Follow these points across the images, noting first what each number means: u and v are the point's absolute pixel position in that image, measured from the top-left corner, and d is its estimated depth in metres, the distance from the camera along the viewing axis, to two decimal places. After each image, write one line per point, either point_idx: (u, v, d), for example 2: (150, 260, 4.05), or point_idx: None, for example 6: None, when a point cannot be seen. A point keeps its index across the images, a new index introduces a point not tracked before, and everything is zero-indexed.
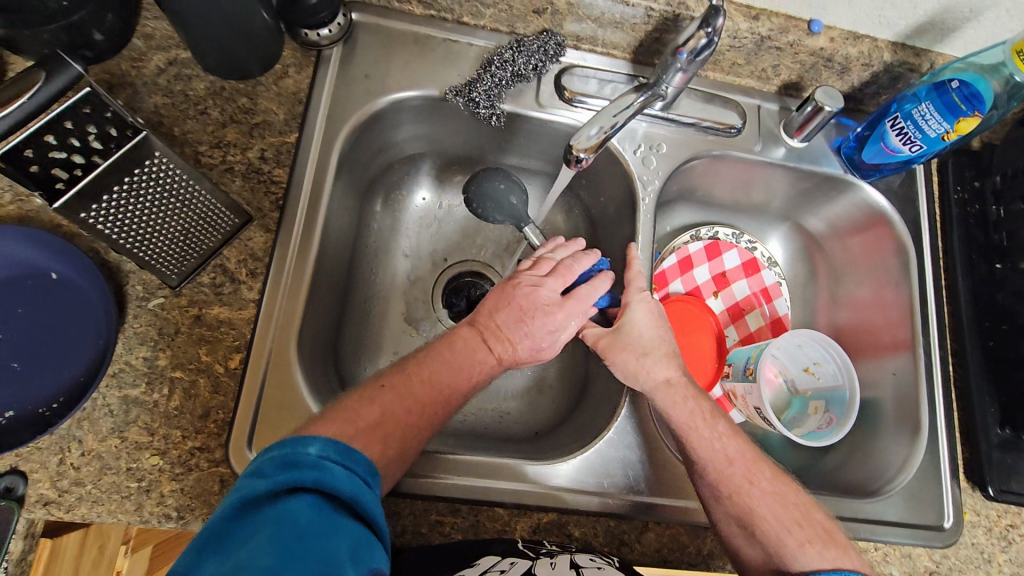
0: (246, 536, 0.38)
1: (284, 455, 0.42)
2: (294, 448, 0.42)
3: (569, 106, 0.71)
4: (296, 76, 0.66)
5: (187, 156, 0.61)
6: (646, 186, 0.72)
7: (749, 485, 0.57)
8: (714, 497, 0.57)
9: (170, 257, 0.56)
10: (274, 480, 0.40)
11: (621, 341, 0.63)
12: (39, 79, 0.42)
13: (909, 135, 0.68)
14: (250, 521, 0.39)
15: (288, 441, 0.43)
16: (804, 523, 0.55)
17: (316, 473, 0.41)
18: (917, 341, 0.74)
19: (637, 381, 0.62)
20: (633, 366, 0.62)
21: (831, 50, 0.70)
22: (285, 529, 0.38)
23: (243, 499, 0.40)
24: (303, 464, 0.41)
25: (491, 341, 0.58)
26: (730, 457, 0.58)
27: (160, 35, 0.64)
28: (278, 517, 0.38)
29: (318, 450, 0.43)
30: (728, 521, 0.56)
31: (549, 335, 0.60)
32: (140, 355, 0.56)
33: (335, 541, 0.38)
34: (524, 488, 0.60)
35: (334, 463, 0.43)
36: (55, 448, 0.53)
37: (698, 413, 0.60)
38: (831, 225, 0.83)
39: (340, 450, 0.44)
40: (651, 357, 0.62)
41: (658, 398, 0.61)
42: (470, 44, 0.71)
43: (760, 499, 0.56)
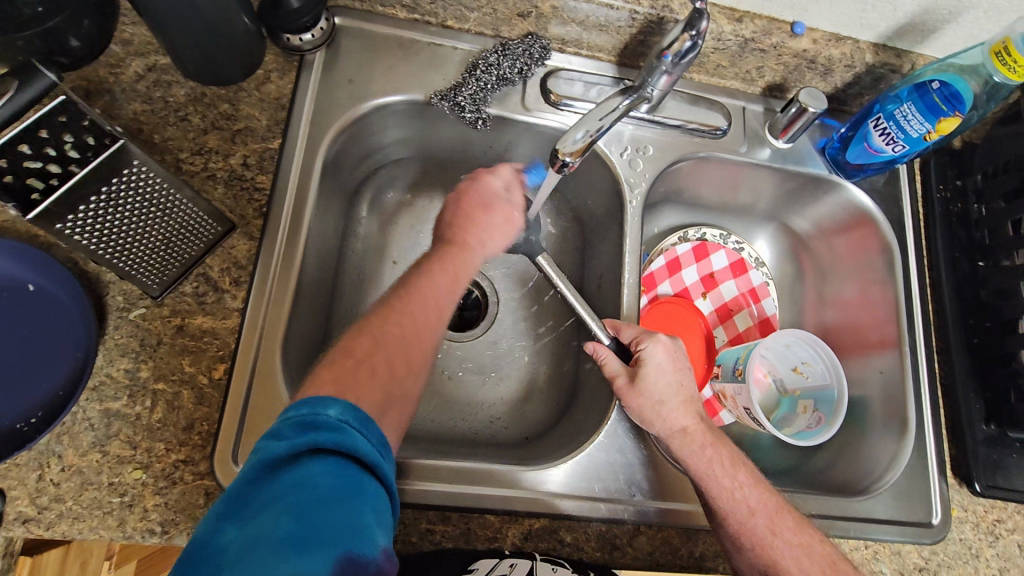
0: (264, 502, 0.37)
1: (303, 417, 0.40)
2: (312, 411, 0.41)
3: (555, 109, 0.71)
4: (278, 82, 0.65)
5: (168, 163, 0.60)
6: (633, 188, 0.72)
7: (773, 535, 0.56)
8: (736, 547, 0.57)
9: (151, 267, 0.55)
10: (292, 444, 0.39)
11: (638, 387, 0.62)
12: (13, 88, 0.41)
13: (891, 136, 0.69)
14: (267, 486, 0.38)
15: (305, 402, 0.41)
16: (827, 571, 0.56)
17: (335, 437, 0.40)
18: (903, 339, 0.74)
19: (654, 426, 0.61)
20: (650, 413, 0.61)
21: (814, 51, 0.71)
22: (305, 496, 0.37)
23: (261, 462, 0.39)
24: (322, 427, 0.40)
25: (450, 238, 0.61)
26: (753, 508, 0.57)
27: (139, 41, 0.63)
28: (298, 483, 0.37)
29: (338, 413, 0.41)
30: (751, 571, 0.56)
31: (505, 211, 0.65)
32: (121, 367, 0.55)
33: (357, 506, 0.38)
34: (514, 493, 0.59)
35: (353, 428, 0.41)
36: (34, 464, 0.51)
37: (718, 461, 0.59)
38: (817, 225, 0.84)
39: (359, 416, 0.42)
40: (667, 406, 0.61)
41: (676, 445, 0.60)
42: (455, 48, 0.71)
43: (783, 548, 0.56)
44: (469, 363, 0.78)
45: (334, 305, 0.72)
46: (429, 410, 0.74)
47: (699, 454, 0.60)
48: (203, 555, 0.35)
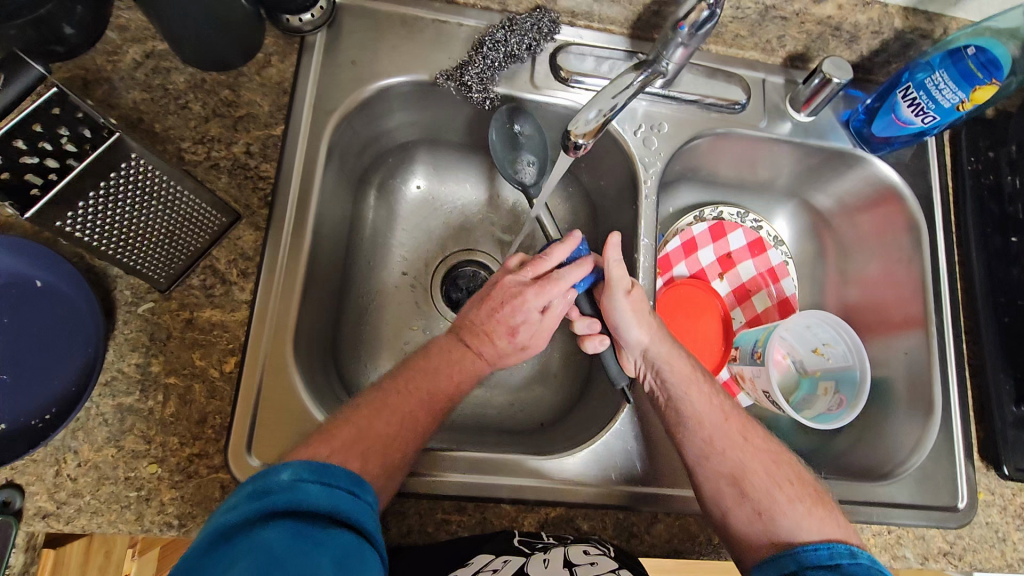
0: (227, 562, 0.37)
1: (258, 485, 0.42)
2: (266, 477, 0.42)
3: (566, 86, 0.68)
4: (279, 65, 0.63)
5: (170, 153, 0.59)
6: (647, 168, 0.70)
7: (742, 440, 0.58)
8: (704, 455, 0.57)
9: (156, 261, 0.54)
10: (247, 511, 0.40)
11: (637, 294, 0.61)
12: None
13: (921, 107, 0.66)
14: (224, 552, 0.38)
15: (257, 474, 0.43)
16: (794, 481, 0.56)
17: (289, 497, 0.41)
18: (929, 318, 0.72)
19: (648, 338, 0.61)
20: (647, 319, 0.62)
21: (839, 18, 0.67)
22: (265, 553, 0.37)
23: (219, 530, 0.39)
24: (276, 489, 0.41)
25: (468, 340, 0.59)
26: (726, 412, 0.60)
27: (135, 26, 0.61)
28: (259, 542, 0.38)
29: (291, 473, 0.43)
30: (713, 483, 0.56)
31: (527, 325, 0.60)
32: (132, 362, 0.54)
33: (319, 555, 0.38)
34: (524, 483, 0.59)
35: (308, 484, 0.42)
36: (51, 460, 0.52)
37: (696, 374, 0.62)
38: (840, 201, 0.81)
39: (314, 469, 0.44)
40: (659, 320, 0.63)
41: (654, 351, 0.62)
42: (460, 24, 0.68)
43: (751, 454, 0.57)
44: None
45: (345, 291, 0.71)
46: None
47: (681, 362, 0.62)
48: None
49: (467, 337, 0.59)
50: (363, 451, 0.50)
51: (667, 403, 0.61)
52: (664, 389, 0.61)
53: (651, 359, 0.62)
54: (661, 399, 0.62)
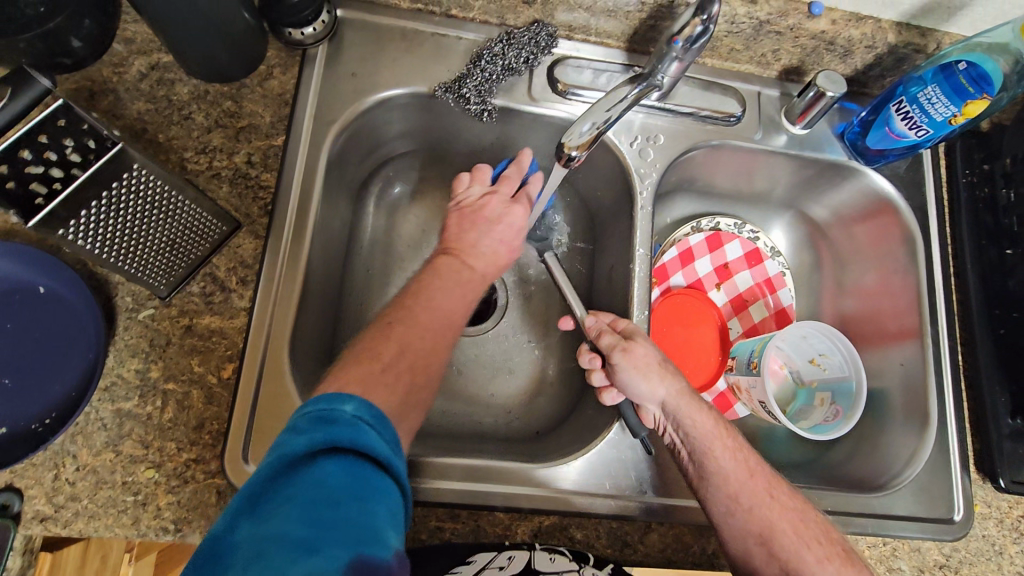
0: (285, 497, 0.37)
1: (322, 412, 0.41)
2: (329, 407, 0.41)
3: (563, 99, 0.69)
4: (281, 77, 0.65)
5: (172, 163, 0.60)
6: (643, 179, 0.70)
7: (769, 497, 0.55)
8: (728, 513, 0.55)
9: (157, 269, 0.54)
10: (311, 441, 0.39)
11: (637, 351, 0.60)
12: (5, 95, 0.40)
13: (914, 120, 0.66)
14: (284, 485, 0.38)
15: (322, 399, 0.42)
16: (823, 540, 0.54)
17: (351, 434, 0.40)
18: (925, 330, 0.72)
19: (658, 391, 0.59)
20: (654, 371, 0.60)
21: (832, 33, 0.68)
22: (318, 493, 0.37)
23: (281, 458, 0.39)
24: (339, 422, 0.41)
25: (459, 251, 0.61)
26: (752, 469, 0.56)
27: (141, 38, 0.62)
28: (316, 480, 0.38)
29: (354, 409, 0.42)
30: (740, 543, 0.54)
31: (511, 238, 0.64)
32: (132, 368, 0.55)
33: (373, 506, 0.38)
34: (519, 490, 0.59)
35: (368, 424, 0.41)
36: (49, 464, 0.52)
37: (718, 426, 0.58)
38: (836, 212, 0.81)
39: (375, 413, 0.42)
40: (670, 371, 0.60)
41: (673, 405, 0.59)
42: (459, 37, 0.69)
43: (781, 513, 0.54)
44: (479, 357, 0.78)
45: (343, 298, 0.72)
46: (440, 405, 0.74)
47: (703, 415, 0.58)
48: (220, 551, 0.35)
49: (454, 248, 0.61)
50: (400, 373, 0.48)
51: (691, 459, 0.58)
52: (686, 444, 0.58)
53: (669, 412, 0.59)
54: (682, 450, 0.59)
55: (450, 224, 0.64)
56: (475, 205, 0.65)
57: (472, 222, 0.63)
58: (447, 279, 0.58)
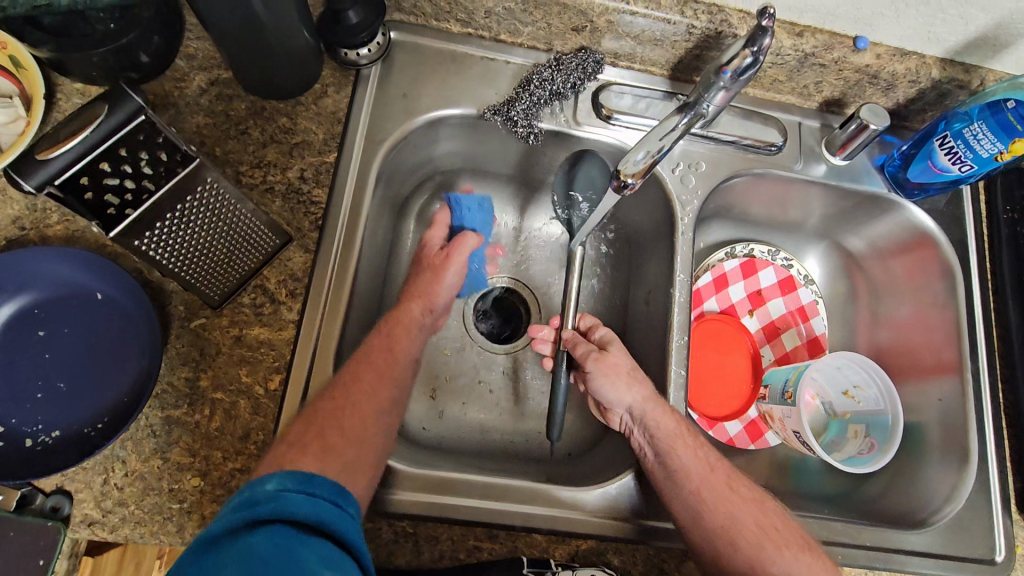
0: (215, 571, 0.38)
1: (242, 497, 0.43)
2: (251, 491, 0.43)
3: (606, 124, 0.70)
4: (335, 96, 0.66)
5: (228, 176, 0.62)
6: (684, 206, 0.71)
7: (728, 490, 0.59)
8: (695, 511, 0.58)
9: (213, 279, 0.56)
10: (232, 520, 0.41)
11: (609, 359, 0.65)
12: (101, 113, 0.41)
13: (959, 155, 0.67)
14: (211, 562, 0.39)
15: (242, 489, 0.44)
16: (782, 529, 0.58)
17: (273, 505, 0.42)
18: (964, 363, 0.72)
19: (625, 397, 0.62)
20: (623, 380, 0.63)
21: (876, 67, 0.68)
22: (251, 561, 0.38)
23: (206, 544, 0.40)
24: (260, 499, 0.42)
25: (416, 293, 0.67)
26: (712, 463, 0.61)
27: (202, 55, 0.64)
28: (242, 553, 0.39)
29: (276, 485, 0.43)
30: (706, 541, 0.57)
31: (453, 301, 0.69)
32: (182, 376, 0.56)
33: (303, 558, 0.39)
34: (557, 513, 0.59)
35: (292, 492, 0.43)
36: (99, 469, 0.53)
37: (683, 427, 0.61)
38: (873, 244, 0.81)
39: (299, 479, 0.44)
40: (638, 379, 0.64)
41: (641, 412, 0.62)
42: (508, 62, 0.71)
43: (740, 505, 0.59)
44: (512, 377, 0.78)
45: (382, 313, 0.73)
46: (473, 422, 0.74)
47: (667, 418, 0.61)
48: None
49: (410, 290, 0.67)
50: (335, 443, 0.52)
51: (656, 461, 0.60)
52: (651, 444, 0.61)
53: (635, 417, 0.62)
54: (648, 454, 0.61)
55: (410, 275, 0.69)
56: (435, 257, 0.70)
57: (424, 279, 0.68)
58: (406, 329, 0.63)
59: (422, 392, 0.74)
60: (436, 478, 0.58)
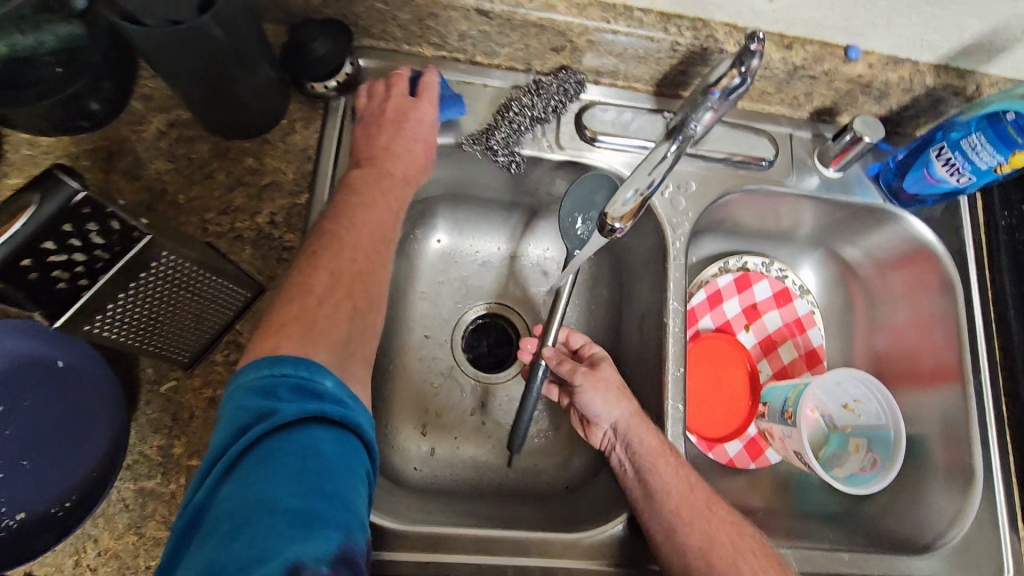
0: (271, 454, 0.37)
1: (301, 379, 0.41)
2: (309, 376, 0.42)
3: (591, 146, 0.67)
4: (303, 131, 0.63)
5: (193, 225, 0.58)
6: (676, 229, 0.68)
7: (708, 509, 0.58)
8: (669, 530, 0.57)
9: (181, 342, 0.52)
10: (291, 404, 0.40)
11: (598, 374, 0.64)
12: (34, 202, 0.36)
13: (956, 167, 0.65)
14: (268, 441, 0.38)
15: (303, 363, 0.42)
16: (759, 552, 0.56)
17: (332, 407, 0.41)
18: (966, 375, 0.70)
19: (613, 412, 0.62)
20: (612, 396, 0.62)
21: (869, 77, 0.66)
22: (308, 463, 0.37)
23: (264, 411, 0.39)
24: (323, 395, 0.41)
25: (382, 164, 0.59)
26: (692, 483, 0.58)
27: (159, 95, 0.60)
28: (299, 447, 0.38)
29: (334, 385, 0.42)
30: (680, 559, 0.55)
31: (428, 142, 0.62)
32: (154, 445, 0.53)
33: (353, 485, 0.38)
34: (557, 562, 0.57)
35: (349, 403, 0.42)
36: (70, 550, 0.50)
37: (665, 445, 0.60)
38: (869, 254, 0.79)
39: (352, 394, 0.43)
40: (627, 396, 0.63)
41: (626, 428, 0.61)
42: (485, 85, 0.67)
43: (719, 526, 0.57)
44: (504, 408, 0.75)
45: None
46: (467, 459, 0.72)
47: (653, 437, 0.60)
48: (204, 516, 0.35)
49: (371, 159, 0.59)
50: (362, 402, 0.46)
51: (635, 475, 0.60)
52: (632, 461, 0.60)
53: (619, 433, 0.62)
54: (629, 470, 0.60)
55: (359, 136, 0.61)
56: (399, 104, 0.61)
57: (384, 121, 0.60)
58: (372, 187, 0.57)
59: (412, 429, 0.71)
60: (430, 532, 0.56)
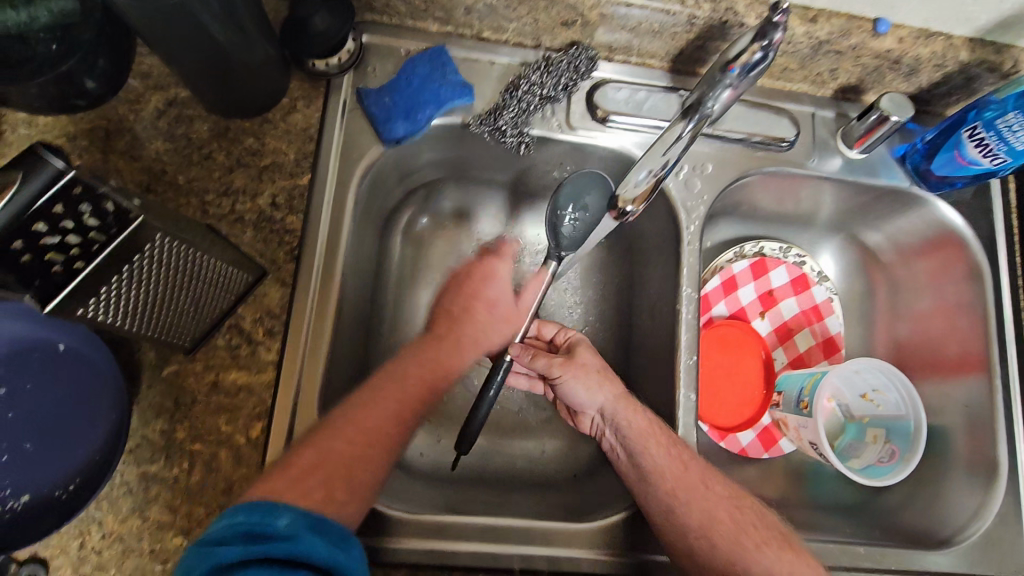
0: None
1: (253, 523, 0.40)
2: (262, 520, 0.40)
3: (602, 127, 0.65)
4: (305, 110, 0.61)
5: (193, 207, 0.57)
6: (690, 213, 0.66)
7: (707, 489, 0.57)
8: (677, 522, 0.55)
9: (181, 327, 0.51)
10: (240, 551, 0.38)
11: (577, 361, 0.63)
12: (16, 181, 0.33)
13: (990, 147, 0.61)
14: None
15: (256, 508, 0.41)
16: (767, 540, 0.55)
17: (285, 545, 0.39)
18: (992, 366, 0.68)
19: (596, 397, 0.62)
20: (592, 381, 0.62)
21: (899, 51, 0.62)
22: None
23: (212, 568, 0.38)
24: (273, 536, 0.39)
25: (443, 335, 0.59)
26: (687, 463, 0.57)
27: (157, 73, 0.59)
28: None
29: (289, 521, 0.40)
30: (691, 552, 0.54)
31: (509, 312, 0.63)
32: (157, 428, 0.53)
33: None
34: (562, 552, 0.56)
35: (305, 533, 0.40)
36: (75, 532, 0.50)
37: (656, 428, 0.59)
38: (892, 239, 0.76)
39: (313, 521, 0.41)
40: (609, 378, 0.63)
41: (611, 411, 0.61)
42: (493, 62, 0.65)
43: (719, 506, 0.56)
44: (512, 395, 0.74)
45: (372, 338, 0.69)
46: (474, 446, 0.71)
47: (640, 418, 0.60)
48: None
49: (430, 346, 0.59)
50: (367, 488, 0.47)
51: (628, 459, 0.59)
52: (624, 445, 0.60)
53: (607, 417, 0.62)
54: (623, 454, 0.60)
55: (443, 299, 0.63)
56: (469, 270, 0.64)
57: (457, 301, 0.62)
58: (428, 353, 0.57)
59: None
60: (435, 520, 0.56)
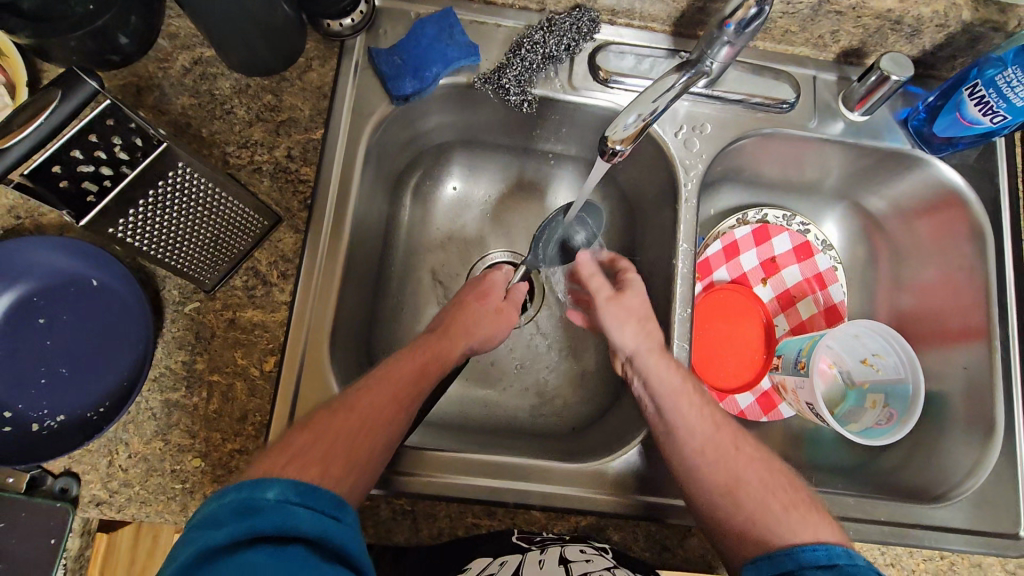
0: None
1: (243, 501, 0.41)
2: (250, 495, 0.41)
3: (604, 87, 0.67)
4: (320, 69, 0.64)
5: (215, 158, 0.61)
6: (688, 171, 0.68)
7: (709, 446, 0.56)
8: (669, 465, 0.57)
9: (202, 264, 0.55)
10: (230, 530, 0.39)
11: (621, 301, 0.66)
12: (54, 98, 0.38)
13: (990, 105, 0.62)
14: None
15: (244, 485, 0.42)
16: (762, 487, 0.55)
17: (275, 519, 0.40)
18: (993, 329, 0.68)
19: (629, 342, 0.64)
20: (631, 326, 0.64)
21: (899, 11, 0.63)
22: None
23: (198, 553, 0.38)
24: (263, 508, 0.40)
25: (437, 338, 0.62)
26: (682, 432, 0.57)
27: (184, 33, 0.63)
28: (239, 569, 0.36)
29: (278, 493, 0.41)
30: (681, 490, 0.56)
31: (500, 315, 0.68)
32: (179, 360, 0.57)
33: None
34: (555, 490, 0.59)
35: (294, 503, 0.41)
36: (103, 451, 0.54)
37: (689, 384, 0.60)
38: (895, 204, 0.76)
39: (302, 489, 0.42)
40: (650, 328, 0.64)
41: (639, 359, 0.62)
42: (499, 25, 0.67)
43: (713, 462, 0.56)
44: (515, 351, 0.77)
45: (380, 292, 0.72)
46: (476, 398, 0.74)
47: (671, 372, 0.60)
48: None
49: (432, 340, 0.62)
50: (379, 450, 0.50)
51: (655, 410, 0.60)
52: (648, 392, 0.61)
53: (636, 363, 0.63)
54: (648, 404, 0.61)
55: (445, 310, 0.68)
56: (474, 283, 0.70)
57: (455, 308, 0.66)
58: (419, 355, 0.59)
59: None
60: (436, 456, 0.59)
